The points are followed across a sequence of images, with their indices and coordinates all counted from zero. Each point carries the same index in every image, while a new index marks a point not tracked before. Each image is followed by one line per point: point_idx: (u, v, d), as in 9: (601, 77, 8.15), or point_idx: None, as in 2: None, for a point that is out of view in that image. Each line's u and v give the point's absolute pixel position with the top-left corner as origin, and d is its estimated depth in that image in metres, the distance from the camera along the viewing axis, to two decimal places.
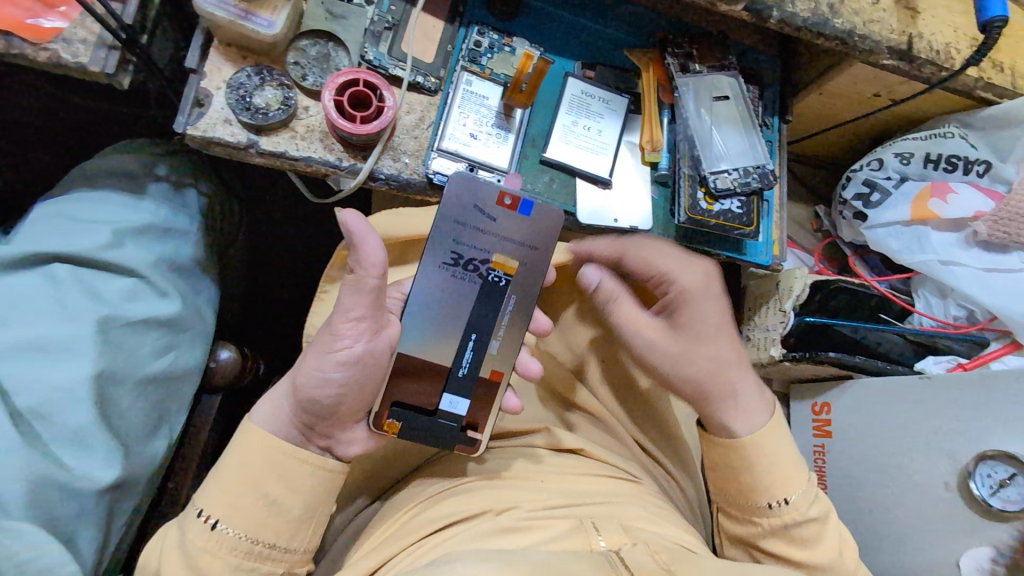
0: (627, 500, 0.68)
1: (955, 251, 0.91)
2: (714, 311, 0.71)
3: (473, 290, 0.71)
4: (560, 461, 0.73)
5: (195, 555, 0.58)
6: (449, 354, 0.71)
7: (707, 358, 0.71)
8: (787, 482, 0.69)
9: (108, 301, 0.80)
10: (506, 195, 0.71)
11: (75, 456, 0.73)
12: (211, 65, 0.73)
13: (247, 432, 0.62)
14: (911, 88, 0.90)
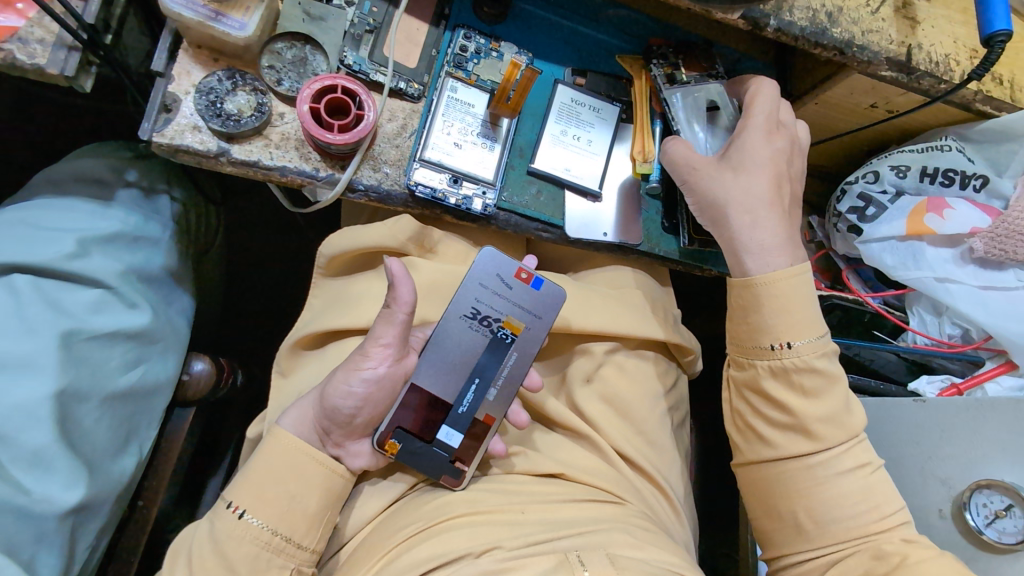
0: (617, 528, 0.64)
1: (951, 268, 0.89)
2: (753, 168, 0.74)
3: (485, 346, 0.70)
4: (543, 493, 0.69)
5: (223, 542, 0.59)
6: (451, 389, 0.69)
7: (742, 188, 0.74)
8: (794, 328, 0.70)
9: (72, 313, 0.75)
10: (524, 269, 0.72)
11: (35, 479, 0.69)
12: (180, 68, 0.69)
13: (270, 436, 0.63)
14: (910, 100, 0.87)
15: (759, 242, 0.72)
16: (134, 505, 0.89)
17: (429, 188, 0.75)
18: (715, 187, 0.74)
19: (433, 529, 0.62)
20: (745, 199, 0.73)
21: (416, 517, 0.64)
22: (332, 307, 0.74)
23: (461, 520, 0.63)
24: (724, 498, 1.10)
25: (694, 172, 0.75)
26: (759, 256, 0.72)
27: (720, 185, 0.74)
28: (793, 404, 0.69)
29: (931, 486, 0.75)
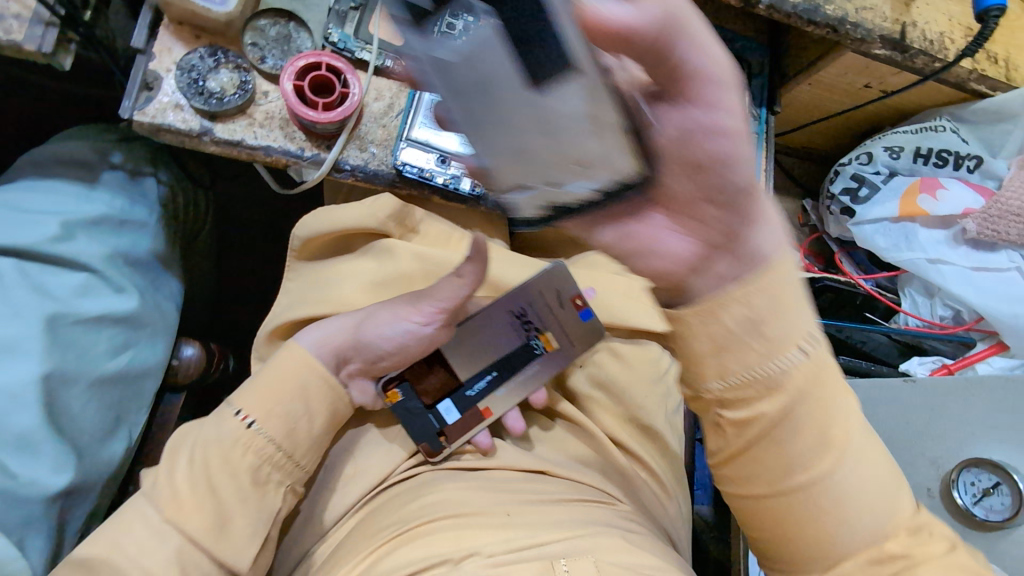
0: (606, 532, 0.60)
1: (943, 249, 0.89)
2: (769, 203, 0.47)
3: (516, 348, 0.72)
4: (531, 491, 0.65)
5: (228, 446, 0.60)
6: (470, 367, 0.71)
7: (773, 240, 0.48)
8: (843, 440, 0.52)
9: (57, 297, 0.74)
10: (581, 297, 0.75)
11: (23, 462, 0.68)
12: (161, 45, 0.68)
13: (292, 350, 0.66)
14: (903, 79, 0.86)
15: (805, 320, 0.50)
16: (124, 491, 0.88)
17: (416, 168, 0.74)
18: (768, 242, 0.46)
19: (410, 535, 0.58)
20: (772, 260, 0.47)
21: (397, 517, 0.60)
22: (319, 290, 0.73)
23: (441, 523, 0.59)
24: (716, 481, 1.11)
25: (698, 204, 0.43)
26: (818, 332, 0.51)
27: (739, 219, 0.44)
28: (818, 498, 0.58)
29: (921, 466, 0.75)
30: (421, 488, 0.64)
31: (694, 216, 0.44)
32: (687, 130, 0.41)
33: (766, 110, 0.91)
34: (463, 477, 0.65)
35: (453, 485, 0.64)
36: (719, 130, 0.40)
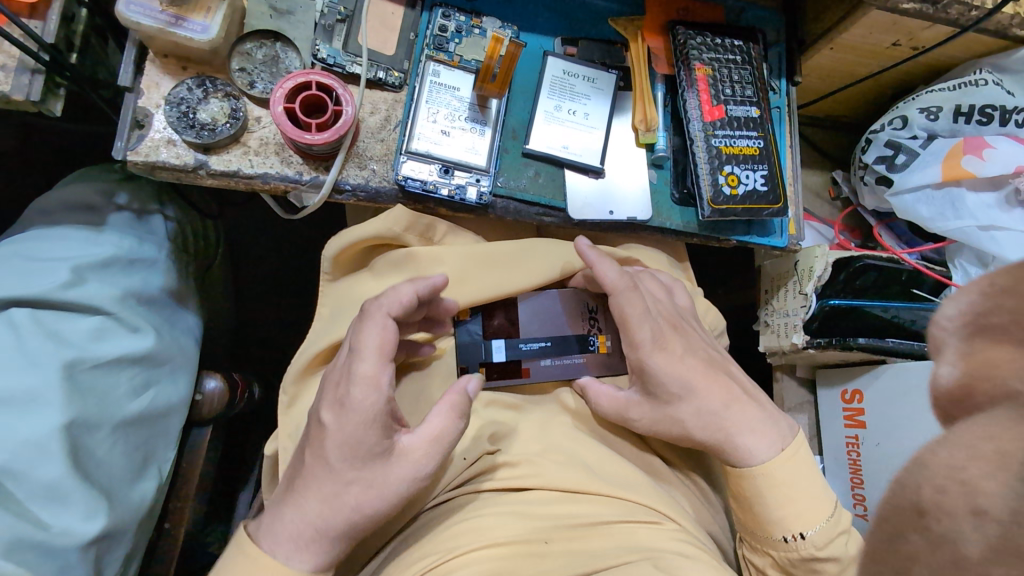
0: (669, 558, 0.57)
1: (995, 214, 0.82)
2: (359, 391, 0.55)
3: (575, 336, 0.74)
4: (571, 514, 0.62)
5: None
6: (540, 329, 0.74)
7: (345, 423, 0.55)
8: (807, 514, 0.62)
9: (74, 343, 0.72)
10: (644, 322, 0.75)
11: (53, 511, 0.67)
12: (148, 81, 0.66)
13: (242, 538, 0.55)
14: (936, 32, 0.78)
15: (740, 458, 0.63)
16: (161, 528, 0.89)
17: (418, 181, 0.71)
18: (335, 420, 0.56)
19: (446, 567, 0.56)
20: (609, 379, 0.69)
21: (432, 548, 0.58)
22: (341, 313, 0.71)
23: (475, 555, 0.56)
24: None
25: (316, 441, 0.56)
26: (751, 460, 0.62)
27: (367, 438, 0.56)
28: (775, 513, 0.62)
29: None
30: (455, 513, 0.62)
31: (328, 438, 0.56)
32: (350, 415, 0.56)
33: (786, 82, 0.86)
34: (502, 499, 0.62)
35: (490, 509, 0.61)
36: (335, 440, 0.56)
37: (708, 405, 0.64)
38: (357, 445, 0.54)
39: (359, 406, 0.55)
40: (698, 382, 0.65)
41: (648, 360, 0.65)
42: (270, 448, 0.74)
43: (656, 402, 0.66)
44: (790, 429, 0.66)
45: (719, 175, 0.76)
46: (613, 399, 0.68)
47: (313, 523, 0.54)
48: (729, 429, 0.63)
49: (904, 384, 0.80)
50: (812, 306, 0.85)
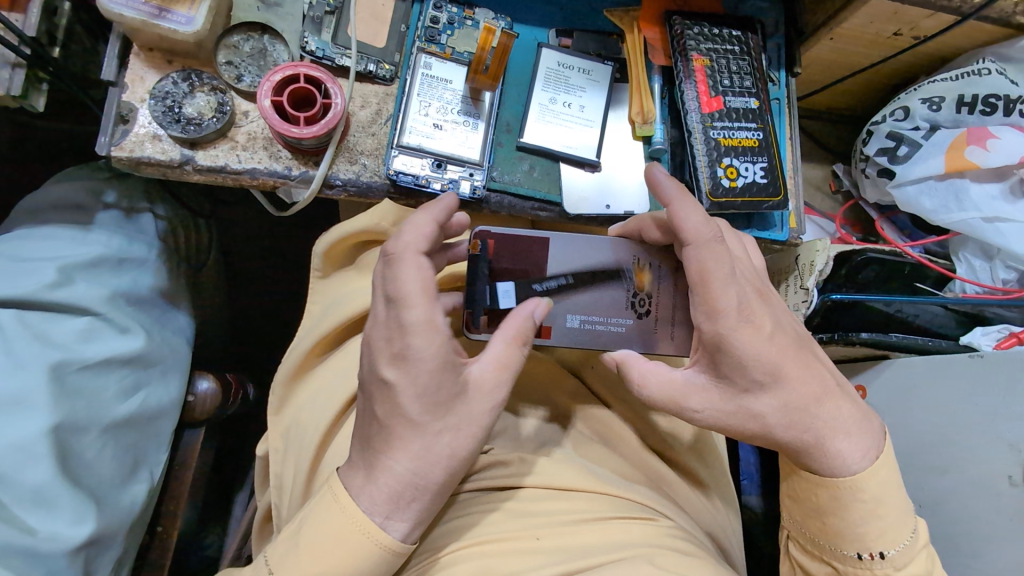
0: (664, 554, 0.56)
1: (999, 205, 0.80)
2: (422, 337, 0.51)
3: (613, 298, 0.65)
4: (563, 509, 0.60)
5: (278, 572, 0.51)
6: (575, 286, 0.65)
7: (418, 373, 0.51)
8: (889, 535, 0.57)
9: (61, 344, 0.71)
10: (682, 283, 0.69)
11: (40, 516, 0.66)
12: (133, 74, 0.65)
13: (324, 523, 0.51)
14: (938, 21, 0.77)
15: (822, 467, 0.57)
16: (154, 531, 0.87)
17: (410, 176, 0.70)
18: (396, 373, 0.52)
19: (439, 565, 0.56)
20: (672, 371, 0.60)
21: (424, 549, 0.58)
22: (331, 310, 0.70)
23: (465, 553, 0.56)
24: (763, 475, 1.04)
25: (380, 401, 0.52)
26: (832, 465, 0.57)
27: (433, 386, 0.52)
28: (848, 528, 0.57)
29: (996, 450, 0.68)
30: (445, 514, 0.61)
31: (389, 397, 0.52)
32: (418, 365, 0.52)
33: (785, 73, 0.84)
34: (493, 495, 0.61)
35: (482, 506, 0.60)
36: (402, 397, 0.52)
37: (795, 399, 0.56)
38: (431, 391, 0.51)
39: (423, 353, 0.51)
40: (787, 368, 0.56)
41: (728, 340, 0.55)
42: (261, 450, 0.73)
43: (727, 387, 0.57)
44: (882, 436, 0.59)
45: (718, 167, 0.74)
46: (668, 384, 0.59)
47: (407, 481, 0.52)
48: (816, 428, 0.56)
49: (909, 379, 0.79)
50: (813, 299, 0.82)
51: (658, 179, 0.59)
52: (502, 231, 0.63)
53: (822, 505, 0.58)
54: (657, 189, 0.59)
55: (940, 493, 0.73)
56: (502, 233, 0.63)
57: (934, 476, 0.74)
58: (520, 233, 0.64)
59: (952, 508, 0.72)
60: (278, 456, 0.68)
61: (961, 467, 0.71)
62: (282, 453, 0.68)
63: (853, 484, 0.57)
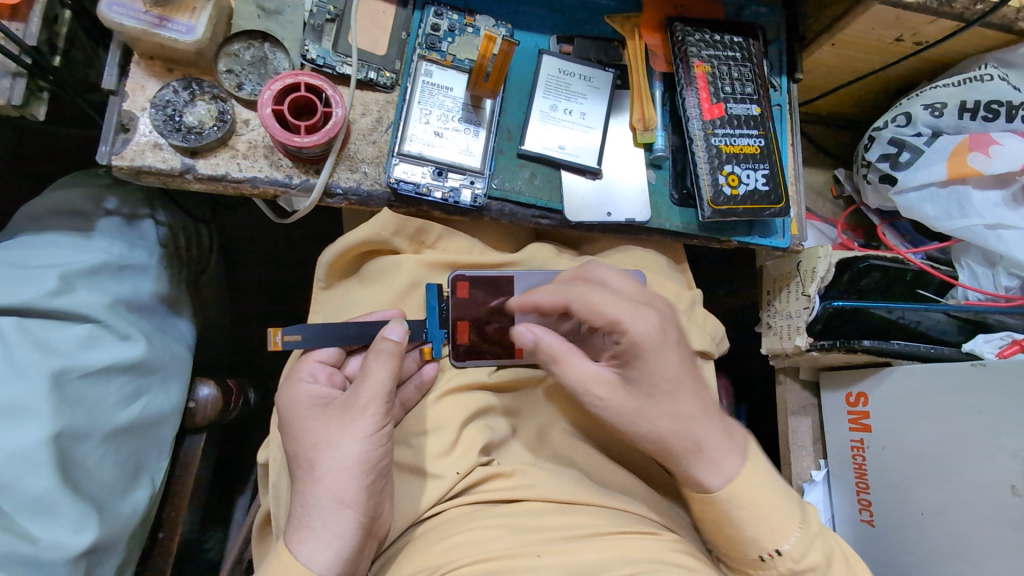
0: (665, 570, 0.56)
1: (1001, 211, 0.80)
2: (304, 399, 0.61)
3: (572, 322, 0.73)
4: (563, 525, 0.60)
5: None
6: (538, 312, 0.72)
7: (306, 426, 0.59)
8: (777, 531, 0.61)
9: (61, 351, 0.71)
10: None
11: (41, 524, 0.66)
12: (133, 83, 0.65)
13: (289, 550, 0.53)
14: (939, 28, 0.76)
15: (704, 481, 0.62)
16: (155, 538, 0.87)
17: (411, 184, 0.69)
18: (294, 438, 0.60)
19: None
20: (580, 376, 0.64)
21: (423, 563, 0.57)
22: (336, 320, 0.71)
23: (467, 570, 0.55)
24: None
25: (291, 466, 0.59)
26: (711, 475, 0.62)
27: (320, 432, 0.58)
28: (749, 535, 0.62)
29: (999, 460, 0.68)
30: (447, 528, 0.60)
31: (294, 451, 0.59)
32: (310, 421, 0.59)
33: (786, 79, 0.85)
34: (493, 512, 0.61)
35: (482, 523, 0.59)
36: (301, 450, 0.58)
37: (685, 410, 0.62)
38: (304, 423, 0.59)
39: (296, 396, 0.61)
40: (681, 386, 0.62)
41: (643, 348, 0.62)
42: (261, 458, 0.72)
43: (632, 389, 0.63)
44: (745, 441, 0.65)
45: (719, 175, 0.74)
46: (585, 373, 0.63)
47: (331, 507, 0.55)
48: (700, 438, 0.61)
49: (912, 387, 0.78)
50: (815, 307, 0.84)
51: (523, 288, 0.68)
52: (475, 273, 0.70)
53: (716, 519, 0.63)
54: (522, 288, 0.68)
55: (941, 502, 0.73)
56: (475, 276, 0.70)
57: (936, 484, 0.74)
58: (491, 274, 0.71)
59: (953, 517, 0.72)
60: (277, 461, 0.68)
61: (963, 476, 0.71)
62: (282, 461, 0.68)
63: (730, 494, 0.61)
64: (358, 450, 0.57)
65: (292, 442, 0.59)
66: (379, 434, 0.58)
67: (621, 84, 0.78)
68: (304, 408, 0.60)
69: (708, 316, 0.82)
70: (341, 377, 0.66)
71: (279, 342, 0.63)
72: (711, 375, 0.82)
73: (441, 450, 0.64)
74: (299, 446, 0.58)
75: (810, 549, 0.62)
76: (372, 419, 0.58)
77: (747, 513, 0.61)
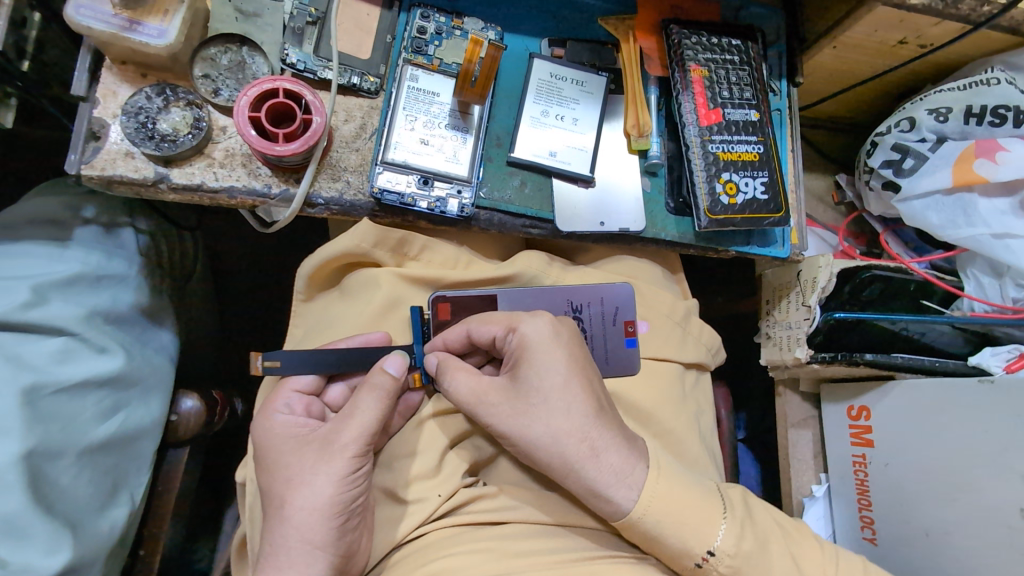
0: None
1: (1008, 220, 0.77)
2: (280, 432, 0.59)
3: None
4: (548, 550, 0.58)
5: None
6: None
7: (280, 462, 0.57)
8: (703, 532, 0.58)
9: (33, 365, 0.67)
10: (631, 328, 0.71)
11: (10, 548, 0.62)
12: (105, 88, 0.62)
13: None
14: (946, 30, 0.74)
15: (619, 504, 0.56)
16: (136, 555, 0.83)
17: (396, 194, 0.67)
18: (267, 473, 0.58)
19: None
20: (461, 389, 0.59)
21: None
22: (317, 334, 0.68)
23: None
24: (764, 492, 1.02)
25: (264, 499, 0.58)
26: (617, 489, 0.56)
27: (292, 470, 0.56)
28: (675, 543, 0.57)
29: (1007, 481, 0.66)
30: (429, 553, 0.58)
31: (267, 486, 0.57)
32: (283, 457, 0.57)
33: (786, 83, 0.82)
34: (476, 535, 0.59)
35: (464, 548, 0.57)
36: (274, 486, 0.56)
37: (577, 409, 0.57)
38: (276, 459, 0.57)
39: (270, 429, 0.59)
40: (570, 384, 0.58)
41: (531, 345, 0.59)
42: (239, 477, 0.70)
43: (519, 392, 0.58)
44: (645, 444, 0.60)
45: (716, 183, 0.72)
46: (473, 382, 0.59)
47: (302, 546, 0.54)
48: (595, 440, 0.57)
49: (916, 403, 0.76)
50: (816, 318, 0.81)
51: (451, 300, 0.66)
52: (458, 294, 0.67)
53: (641, 538, 0.58)
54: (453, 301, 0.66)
55: (947, 522, 0.71)
56: (458, 296, 0.67)
57: (942, 503, 0.72)
58: (474, 293, 0.67)
59: (960, 538, 0.69)
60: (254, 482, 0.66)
61: (970, 497, 0.69)
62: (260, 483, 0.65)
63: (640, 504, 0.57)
64: (331, 492, 0.55)
65: (265, 477, 0.58)
66: (354, 475, 0.56)
67: (615, 89, 0.76)
68: (278, 443, 0.58)
69: (707, 329, 0.79)
70: (320, 406, 0.63)
71: (260, 367, 0.60)
72: (707, 387, 0.79)
73: (423, 472, 0.61)
74: (271, 481, 0.57)
75: (742, 534, 0.59)
76: (348, 460, 0.56)
77: (667, 518, 0.57)
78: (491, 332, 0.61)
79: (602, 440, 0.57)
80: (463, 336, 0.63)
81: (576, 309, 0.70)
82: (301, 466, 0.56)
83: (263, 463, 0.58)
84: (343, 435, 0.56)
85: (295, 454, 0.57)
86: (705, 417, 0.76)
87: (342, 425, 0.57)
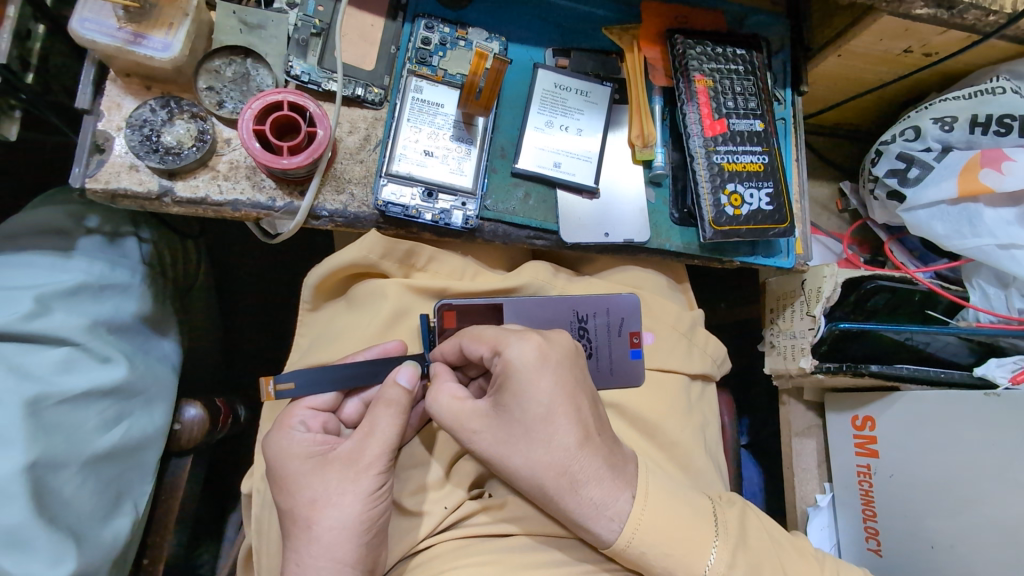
0: None
1: (1014, 230, 0.77)
2: (300, 449, 0.58)
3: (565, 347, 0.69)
4: (555, 561, 0.59)
5: None
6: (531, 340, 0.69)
7: (302, 481, 0.56)
8: (691, 561, 0.57)
9: (37, 376, 0.67)
10: (638, 338, 0.71)
11: (14, 560, 0.61)
12: (109, 101, 0.62)
13: None
14: (952, 40, 0.73)
15: (600, 535, 0.56)
16: (139, 563, 0.82)
17: (400, 206, 0.67)
18: (287, 493, 0.57)
19: None
20: (444, 414, 0.58)
21: None
22: (321, 345, 0.68)
23: None
24: (768, 499, 1.01)
25: (284, 520, 0.57)
26: (598, 521, 0.56)
27: (315, 488, 0.55)
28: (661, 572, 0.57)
29: (1014, 495, 0.65)
30: (435, 566, 0.58)
31: (287, 506, 0.56)
32: (304, 476, 0.56)
33: (791, 92, 0.82)
34: (480, 548, 0.59)
35: (469, 561, 0.57)
36: (296, 505, 0.55)
37: (559, 442, 0.56)
38: (298, 479, 0.56)
39: (288, 446, 0.58)
40: (556, 414, 0.56)
41: (516, 371, 0.57)
42: (245, 488, 0.70)
43: (502, 420, 0.57)
44: (635, 469, 0.59)
45: (721, 194, 0.71)
46: (455, 405, 0.58)
47: (325, 562, 0.53)
48: (574, 472, 0.56)
49: (921, 416, 0.75)
50: (820, 328, 0.80)
51: (454, 309, 0.66)
52: (464, 301, 0.67)
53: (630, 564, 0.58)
54: (458, 310, 0.66)
55: (953, 535, 0.71)
56: (462, 304, 0.67)
57: (947, 516, 0.72)
58: (480, 301, 0.67)
59: (967, 552, 0.69)
60: (259, 494, 0.66)
61: (977, 510, 0.68)
62: (266, 495, 0.65)
63: (624, 535, 0.56)
64: (359, 509, 0.55)
65: (286, 497, 0.56)
66: (380, 492, 0.56)
67: (620, 98, 0.75)
68: (298, 462, 0.57)
69: (712, 339, 0.79)
70: (334, 423, 0.63)
71: (272, 393, 0.60)
72: (713, 397, 0.79)
73: (430, 484, 0.62)
74: (293, 501, 0.56)
75: (733, 559, 0.58)
76: (373, 477, 0.56)
77: (656, 546, 0.57)
78: (478, 353, 0.60)
79: (587, 474, 0.56)
80: (456, 351, 0.62)
81: (581, 319, 0.70)
82: (323, 484, 0.55)
83: (282, 483, 0.57)
84: (369, 450, 0.56)
85: (316, 471, 0.56)
86: (710, 427, 0.76)
87: (365, 441, 0.56)
